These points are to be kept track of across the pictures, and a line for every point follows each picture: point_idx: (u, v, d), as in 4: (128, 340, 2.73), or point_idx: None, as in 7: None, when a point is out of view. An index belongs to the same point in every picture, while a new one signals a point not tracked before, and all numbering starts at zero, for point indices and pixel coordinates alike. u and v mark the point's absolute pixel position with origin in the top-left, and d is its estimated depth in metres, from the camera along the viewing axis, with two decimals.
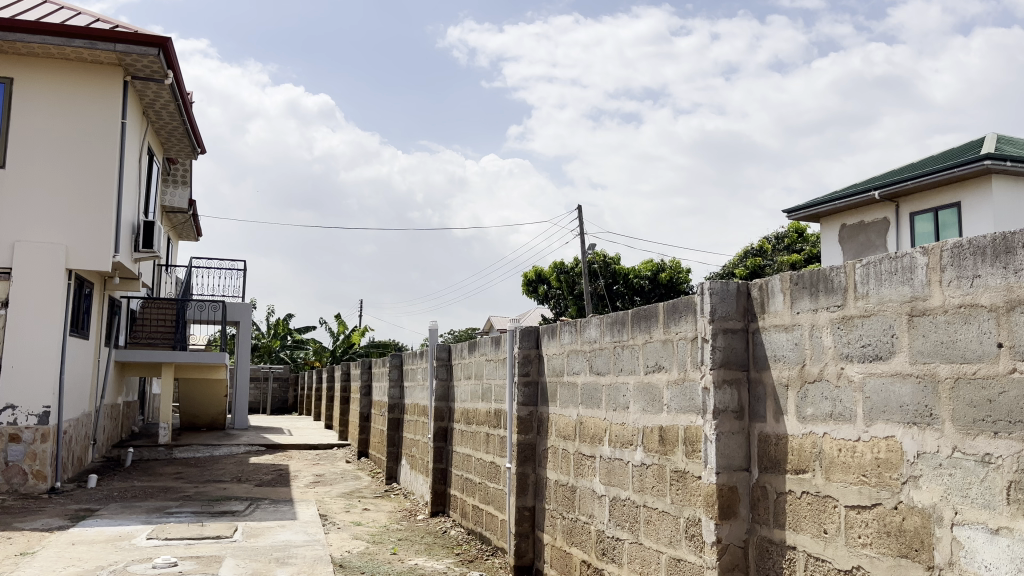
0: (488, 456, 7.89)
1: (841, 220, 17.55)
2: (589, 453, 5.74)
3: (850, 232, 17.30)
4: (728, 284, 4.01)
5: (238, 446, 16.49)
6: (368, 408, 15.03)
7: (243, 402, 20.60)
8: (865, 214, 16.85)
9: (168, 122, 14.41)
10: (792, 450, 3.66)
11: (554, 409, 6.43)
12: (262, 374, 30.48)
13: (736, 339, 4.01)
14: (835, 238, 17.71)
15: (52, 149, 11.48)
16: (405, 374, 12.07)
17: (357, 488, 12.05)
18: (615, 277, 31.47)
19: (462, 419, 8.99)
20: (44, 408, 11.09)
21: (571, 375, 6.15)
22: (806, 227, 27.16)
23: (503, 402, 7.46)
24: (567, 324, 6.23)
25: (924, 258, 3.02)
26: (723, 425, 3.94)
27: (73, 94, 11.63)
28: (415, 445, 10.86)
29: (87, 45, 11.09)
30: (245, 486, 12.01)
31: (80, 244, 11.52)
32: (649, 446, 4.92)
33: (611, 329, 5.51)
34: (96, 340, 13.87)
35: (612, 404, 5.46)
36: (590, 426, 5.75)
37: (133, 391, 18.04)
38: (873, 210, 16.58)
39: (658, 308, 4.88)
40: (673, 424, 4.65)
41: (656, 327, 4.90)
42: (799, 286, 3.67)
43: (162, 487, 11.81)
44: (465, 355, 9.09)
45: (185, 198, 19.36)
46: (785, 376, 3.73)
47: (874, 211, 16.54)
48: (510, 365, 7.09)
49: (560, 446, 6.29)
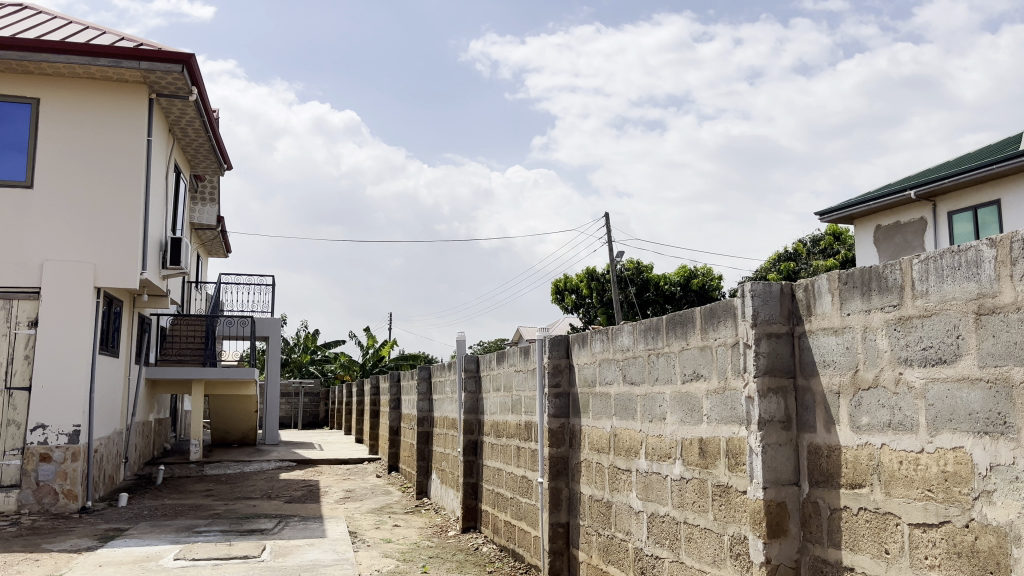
0: (519, 470, 7.65)
1: (876, 221, 17.10)
2: (625, 467, 5.48)
3: (885, 233, 16.85)
4: (770, 285, 3.75)
5: (269, 462, 16.41)
6: (398, 422, 14.87)
7: (274, 417, 20.57)
8: (901, 214, 16.41)
9: (194, 139, 14.44)
10: (846, 463, 3.39)
11: (587, 421, 6.18)
12: (293, 389, 30.54)
13: (781, 344, 3.75)
14: (871, 240, 17.26)
15: (78, 168, 11.51)
16: (433, 387, 11.88)
17: (387, 503, 11.87)
18: (645, 284, 31.09)
19: (492, 432, 8.77)
20: (75, 427, 11.05)
21: (603, 386, 5.90)
22: (841, 230, 26.61)
23: (534, 414, 7.22)
24: (598, 333, 5.99)
25: (992, 251, 2.75)
26: (770, 436, 3.68)
27: (98, 112, 11.66)
28: (445, 459, 10.66)
29: (111, 63, 11.13)
30: (274, 503, 11.87)
31: (108, 261, 11.53)
32: (688, 459, 4.66)
33: (644, 335, 5.27)
34: (126, 358, 13.86)
35: (647, 415, 5.21)
36: (625, 439, 5.50)
37: (164, 408, 18.07)
38: (909, 210, 16.13)
39: (694, 313, 4.64)
40: (714, 436, 4.39)
41: (693, 333, 4.65)
42: (850, 285, 3.40)
43: (192, 504, 11.73)
44: (493, 367, 8.88)
45: (213, 214, 19.45)
46: (837, 383, 3.47)
47: (911, 211, 16.10)
48: (540, 376, 6.86)
49: (593, 459, 6.05)
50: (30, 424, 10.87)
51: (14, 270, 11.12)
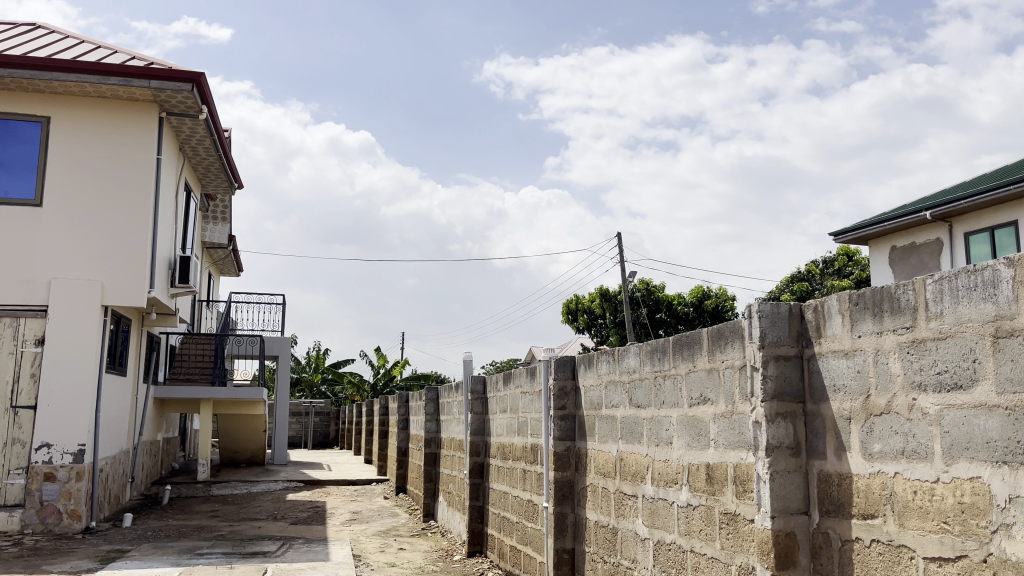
0: (525, 494, 7.50)
1: (891, 241, 16.92)
2: (631, 492, 5.33)
3: (900, 254, 16.66)
4: (778, 306, 3.62)
5: (277, 482, 16.29)
6: (406, 443, 14.72)
7: (283, 437, 20.48)
8: (916, 234, 16.22)
9: (205, 157, 14.48)
10: (858, 492, 3.24)
11: (593, 444, 6.03)
12: (303, 409, 30.47)
13: (790, 367, 3.62)
14: (885, 260, 17.07)
15: (88, 186, 11.53)
16: (441, 407, 11.75)
17: (393, 526, 11.71)
18: (658, 305, 30.90)
19: (498, 454, 8.63)
20: (80, 446, 11.00)
21: (609, 409, 5.77)
22: (856, 250, 26.37)
23: (539, 437, 7.09)
24: (604, 354, 5.87)
25: (1010, 270, 2.62)
26: (778, 464, 3.53)
27: (108, 130, 11.71)
28: (452, 481, 10.50)
29: (122, 82, 11.18)
30: (279, 525, 11.74)
31: (116, 280, 11.52)
32: (695, 485, 4.52)
33: (651, 357, 5.14)
34: (134, 377, 13.83)
35: (654, 439, 5.07)
36: (631, 463, 5.35)
37: (173, 427, 18.02)
38: (924, 231, 15.95)
39: (702, 334, 4.51)
40: (721, 461, 4.25)
41: (700, 355, 4.51)
42: (861, 306, 3.27)
43: (196, 526, 11.62)
44: (500, 388, 8.75)
45: (225, 233, 19.51)
46: (848, 408, 3.32)
47: (926, 231, 15.92)
48: (545, 398, 6.73)
49: (599, 484, 5.89)
50: (34, 443, 10.82)
51: (23, 288, 11.13)
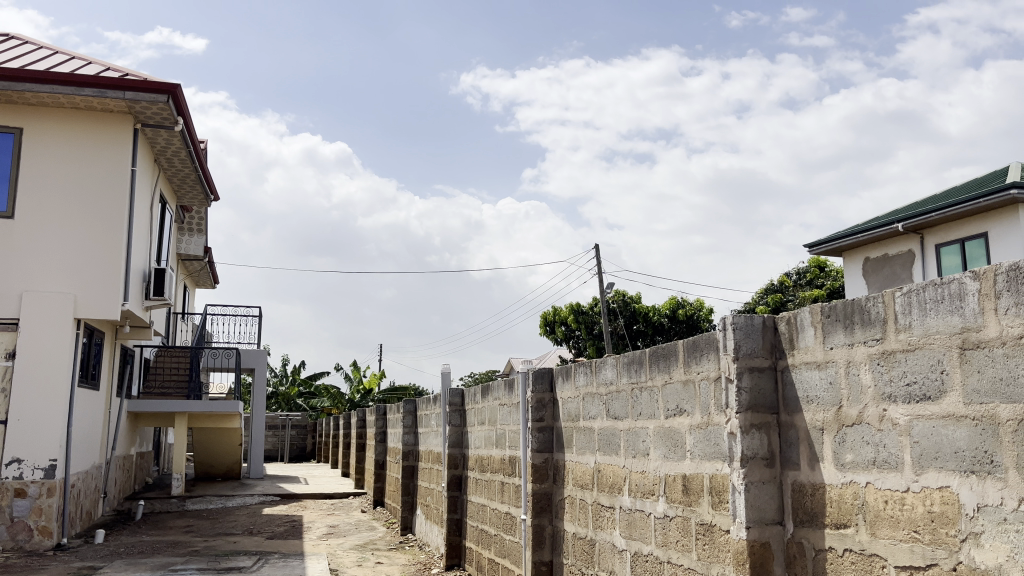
0: (503, 506, 7.49)
1: (863, 253, 17.16)
2: (608, 504, 5.34)
3: (873, 265, 16.89)
4: (752, 318, 3.66)
5: (253, 497, 16.11)
6: (383, 455, 14.64)
7: (259, 451, 20.29)
8: (888, 246, 16.46)
9: (180, 169, 14.37)
10: (831, 502, 3.27)
11: (570, 456, 6.04)
12: (280, 422, 30.21)
13: (764, 378, 3.66)
14: (859, 272, 17.30)
15: (62, 199, 11.42)
16: (419, 420, 11.72)
17: (371, 539, 11.64)
18: (634, 316, 31.06)
19: (476, 467, 8.61)
20: (51, 461, 10.83)
21: (587, 420, 5.79)
22: (828, 262, 26.76)
23: (517, 450, 7.09)
24: (581, 365, 5.89)
25: (976, 283, 2.68)
26: (752, 474, 3.57)
27: (82, 142, 11.61)
28: (430, 494, 10.47)
29: (97, 94, 11.11)
30: (254, 540, 11.61)
31: (90, 293, 11.39)
32: (672, 496, 4.54)
33: (627, 369, 5.17)
34: (107, 391, 13.65)
35: (631, 450, 5.09)
36: (609, 475, 5.37)
37: (146, 441, 17.78)
38: (897, 243, 16.20)
39: (677, 345, 4.55)
40: (697, 472, 4.28)
41: (676, 367, 4.55)
42: (832, 318, 3.32)
43: (171, 541, 11.47)
44: (478, 400, 8.75)
45: (201, 245, 19.32)
46: (820, 419, 3.37)
47: (898, 243, 16.16)
48: (523, 410, 6.74)
49: (577, 496, 5.90)
50: (5, 458, 10.63)
51: None
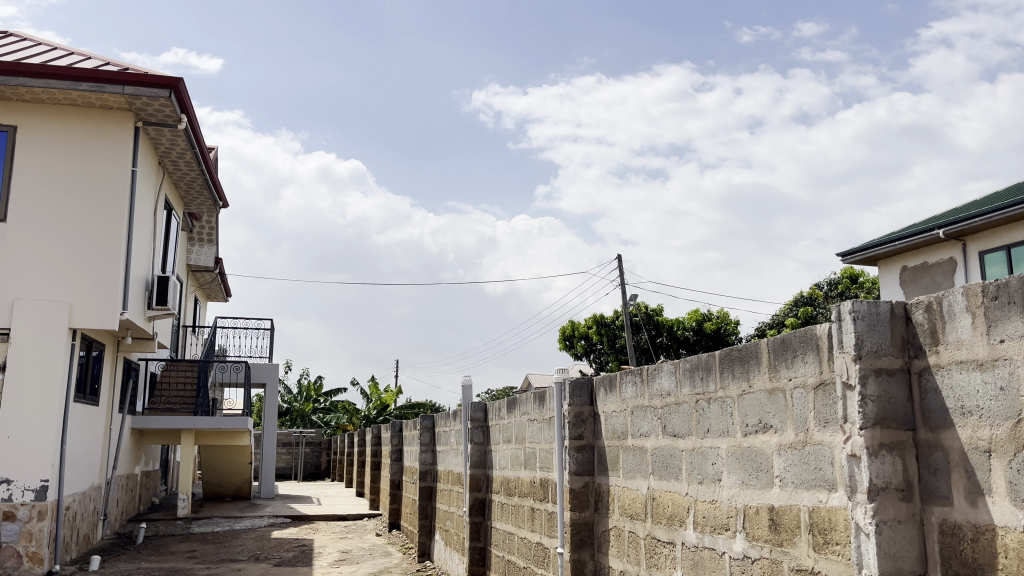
0: (534, 536, 6.61)
1: (901, 262, 16.18)
2: (666, 539, 4.46)
3: (911, 274, 15.90)
4: (877, 305, 2.81)
5: (262, 519, 15.25)
6: (399, 475, 13.78)
7: (270, 469, 19.49)
8: (928, 254, 15.49)
9: (187, 173, 13.69)
10: (1006, 551, 2.40)
11: (616, 480, 5.16)
12: (294, 439, 29.44)
13: (895, 384, 2.78)
14: (896, 281, 16.32)
15: (58, 201, 10.71)
16: (437, 437, 10.86)
17: (386, 567, 10.76)
18: (658, 329, 30.11)
19: (502, 489, 7.74)
20: (43, 482, 10.06)
21: (637, 439, 4.91)
22: (861, 272, 25.71)
23: (552, 470, 6.21)
24: (629, 375, 5.04)
25: None
26: (885, 511, 2.70)
27: (79, 141, 10.91)
28: (449, 518, 9.63)
29: (94, 88, 10.47)
30: (260, 568, 10.74)
31: (86, 301, 10.66)
32: (754, 533, 3.66)
33: (690, 376, 4.31)
34: (107, 407, 12.90)
35: (696, 475, 4.20)
36: (666, 504, 4.49)
37: (152, 459, 17.05)
38: (937, 250, 15.22)
39: (762, 345, 3.69)
40: (791, 505, 3.41)
41: (760, 372, 3.69)
42: (1002, 300, 2.46)
43: (171, 569, 10.64)
44: (503, 416, 7.88)
45: (211, 255, 18.69)
46: (985, 438, 2.50)
47: (938, 250, 15.19)
48: (558, 427, 5.86)
49: (625, 528, 5.00)
50: None
51: None
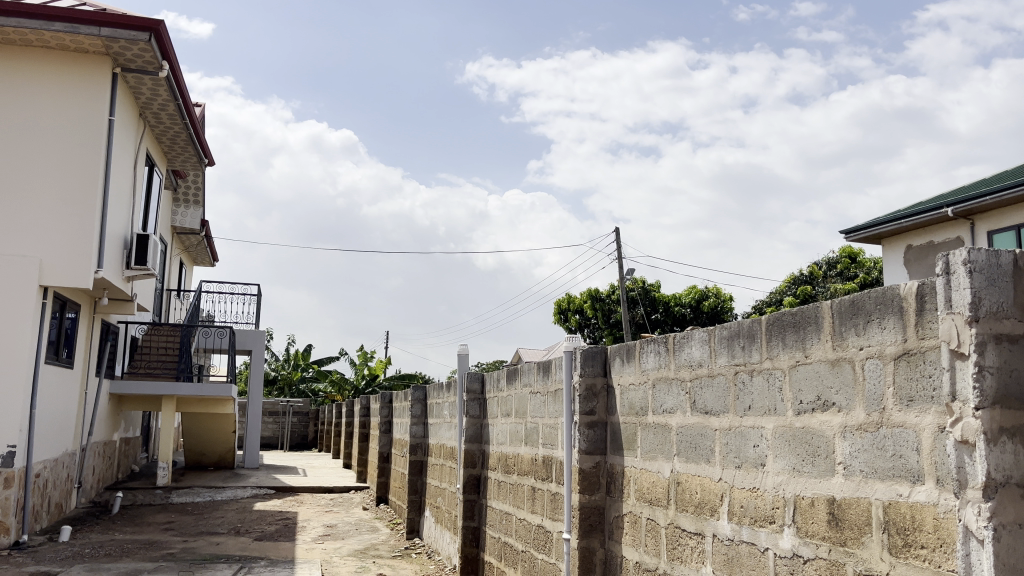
0: (534, 519, 6.10)
1: (906, 241, 15.62)
2: (693, 529, 3.93)
3: (916, 254, 15.35)
4: (998, 255, 2.24)
5: (245, 489, 14.73)
6: (388, 448, 13.26)
7: (255, 439, 18.96)
8: (934, 232, 14.92)
9: (169, 126, 12.98)
10: None
11: (633, 461, 4.62)
12: (281, 409, 28.93)
13: (1017, 355, 2.23)
14: (900, 261, 15.77)
15: (29, 150, 10.02)
16: (429, 409, 10.32)
17: (373, 544, 10.24)
18: (654, 305, 29.67)
19: (499, 466, 7.21)
20: (9, 448, 9.48)
21: (659, 415, 4.36)
22: (861, 252, 25.18)
23: (558, 446, 5.66)
24: (652, 343, 4.47)
25: None
26: (1005, 513, 2.14)
27: (52, 85, 10.18)
28: (441, 495, 9.11)
29: (68, 29, 9.72)
30: (240, 542, 10.20)
31: (59, 257, 10.00)
32: (806, 528, 3.11)
33: (728, 345, 3.74)
34: (82, 370, 12.30)
35: (733, 459, 3.65)
36: (694, 490, 3.96)
37: (132, 426, 16.47)
38: (944, 229, 14.64)
39: (823, 309, 3.12)
40: (858, 497, 2.87)
41: (820, 340, 3.12)
42: None
43: (145, 541, 10.08)
44: (502, 388, 7.33)
45: (197, 218, 17.97)
46: None
47: (945, 229, 14.61)
48: (566, 400, 5.30)
49: (642, 514, 4.47)
50: None
51: None
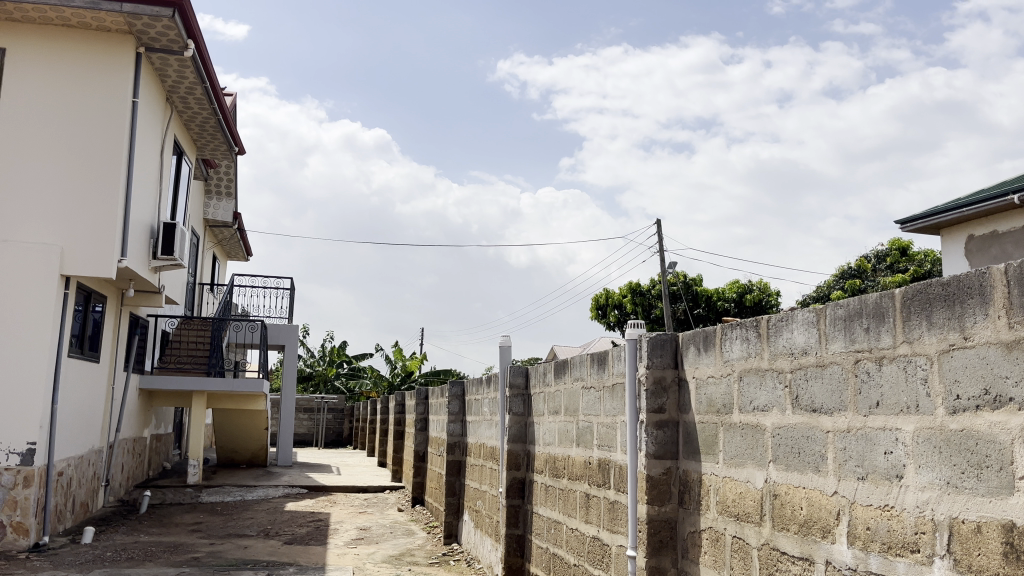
0: (588, 530, 5.42)
1: (967, 230, 14.56)
2: (798, 553, 3.21)
3: (979, 244, 14.30)
4: None
5: (277, 489, 14.25)
6: (424, 446, 12.66)
7: (288, 437, 18.55)
8: (999, 221, 13.84)
9: (198, 111, 12.52)
10: None
11: (714, 468, 3.91)
12: (315, 406, 28.57)
13: None
14: (961, 251, 14.73)
15: (50, 133, 9.59)
16: (467, 406, 9.68)
17: (408, 549, 9.64)
18: (696, 300, 28.83)
19: (547, 469, 6.53)
20: (29, 445, 9.03)
21: (748, 414, 3.65)
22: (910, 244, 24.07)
23: (618, 448, 4.98)
24: (739, 327, 3.76)
25: None
26: None
27: (74, 65, 9.74)
28: (481, 498, 8.47)
29: (89, 6, 9.24)
30: (269, 546, 9.66)
31: (80, 243, 9.54)
32: (969, 562, 2.39)
33: (848, 327, 3.01)
34: (109, 364, 11.87)
35: (855, 468, 2.93)
36: (799, 505, 3.24)
37: (163, 422, 16.11)
38: (1009, 217, 13.55)
39: (991, 275, 2.39)
40: None
41: (989, 318, 2.39)
42: None
43: (171, 544, 9.58)
44: (549, 383, 6.65)
45: (230, 210, 17.64)
46: None
47: (1011, 217, 13.52)
48: (630, 395, 4.60)
49: (726, 531, 3.77)
50: None
51: None
